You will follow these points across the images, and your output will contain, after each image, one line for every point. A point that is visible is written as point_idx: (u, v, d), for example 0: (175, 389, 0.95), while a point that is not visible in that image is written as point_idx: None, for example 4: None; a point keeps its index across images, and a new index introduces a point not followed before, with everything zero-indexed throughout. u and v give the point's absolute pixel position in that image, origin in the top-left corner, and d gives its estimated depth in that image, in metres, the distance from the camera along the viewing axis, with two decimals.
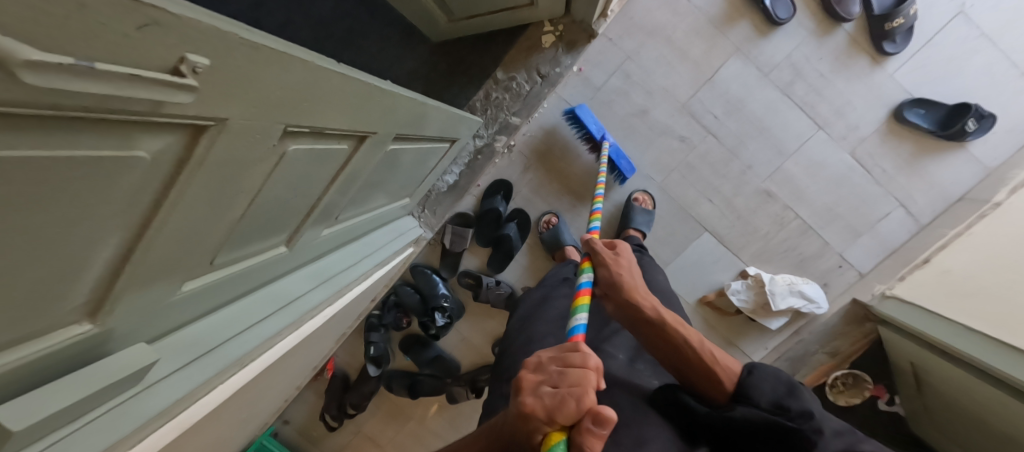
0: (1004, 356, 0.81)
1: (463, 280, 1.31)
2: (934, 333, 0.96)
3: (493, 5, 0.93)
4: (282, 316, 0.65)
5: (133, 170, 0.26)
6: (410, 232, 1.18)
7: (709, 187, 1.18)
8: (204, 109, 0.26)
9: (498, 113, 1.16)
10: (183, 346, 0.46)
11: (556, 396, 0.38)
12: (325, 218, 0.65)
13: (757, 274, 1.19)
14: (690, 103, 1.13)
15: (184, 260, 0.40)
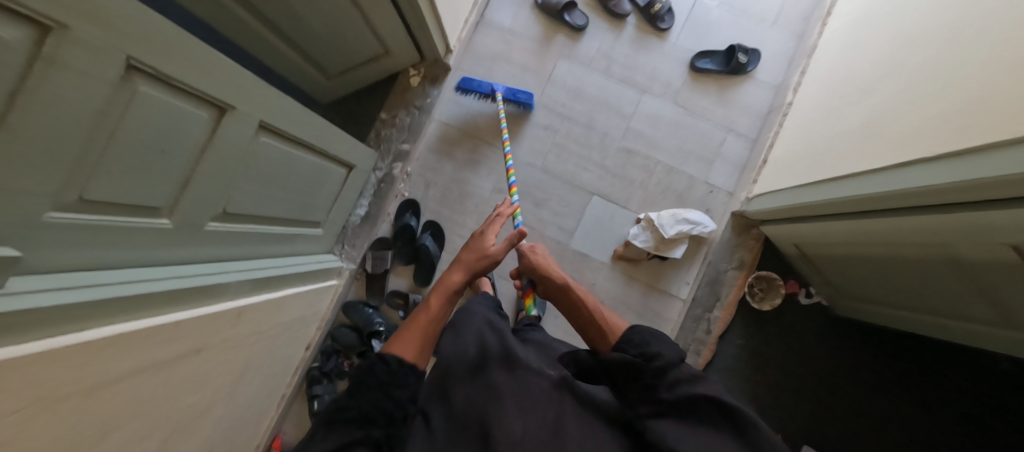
0: (833, 189, 0.97)
1: (393, 300, 1.35)
2: (797, 201, 1.09)
3: (357, 58, 1.20)
4: (173, 288, 0.70)
5: (14, 51, 0.38)
6: (330, 263, 1.27)
7: (582, 158, 1.39)
8: (56, 11, 0.40)
9: (390, 146, 1.37)
10: (50, 278, 0.52)
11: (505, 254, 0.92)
12: (209, 202, 0.76)
13: (648, 217, 1.33)
14: (541, 100, 1.41)
15: (52, 178, 0.49)
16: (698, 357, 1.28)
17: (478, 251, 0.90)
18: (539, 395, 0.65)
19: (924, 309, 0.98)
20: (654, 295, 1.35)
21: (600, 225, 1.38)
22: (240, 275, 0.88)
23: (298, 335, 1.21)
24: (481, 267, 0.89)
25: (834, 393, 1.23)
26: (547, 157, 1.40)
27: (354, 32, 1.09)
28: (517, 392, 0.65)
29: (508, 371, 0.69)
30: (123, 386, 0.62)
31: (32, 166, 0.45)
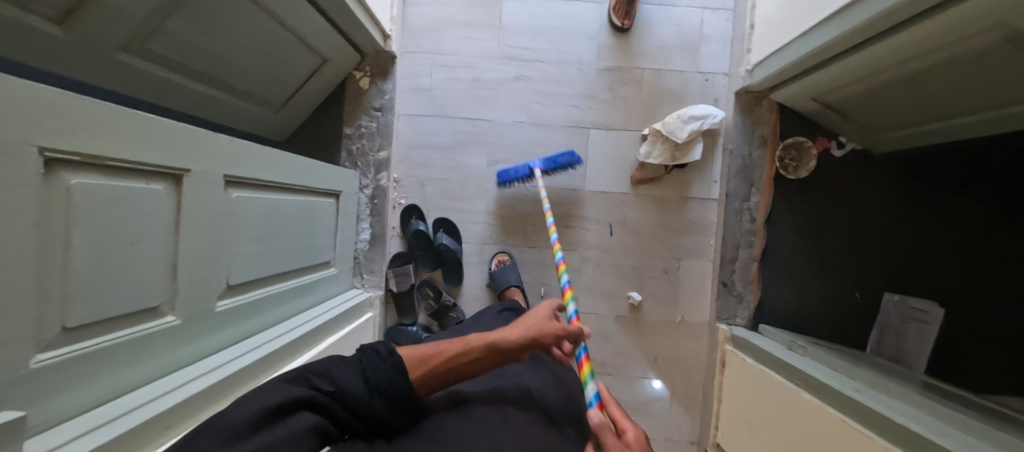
0: (823, 32, 0.89)
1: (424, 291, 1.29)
2: (791, 60, 1.01)
3: (297, 77, 1.09)
4: (211, 380, 0.64)
5: None
6: (357, 297, 1.20)
7: (565, 96, 1.29)
8: None
9: (368, 157, 1.27)
10: (71, 425, 0.46)
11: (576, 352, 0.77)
12: (211, 281, 0.68)
13: (654, 130, 1.24)
14: (501, 52, 1.29)
15: (19, 318, 0.41)
16: (752, 249, 1.25)
17: (549, 325, 0.69)
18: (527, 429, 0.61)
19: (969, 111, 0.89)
20: (685, 204, 1.30)
21: (610, 157, 1.29)
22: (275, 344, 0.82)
23: None
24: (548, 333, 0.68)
25: (893, 233, 1.18)
26: (529, 109, 1.30)
27: (280, 47, 0.97)
28: (496, 419, 0.62)
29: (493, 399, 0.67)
30: None
31: None
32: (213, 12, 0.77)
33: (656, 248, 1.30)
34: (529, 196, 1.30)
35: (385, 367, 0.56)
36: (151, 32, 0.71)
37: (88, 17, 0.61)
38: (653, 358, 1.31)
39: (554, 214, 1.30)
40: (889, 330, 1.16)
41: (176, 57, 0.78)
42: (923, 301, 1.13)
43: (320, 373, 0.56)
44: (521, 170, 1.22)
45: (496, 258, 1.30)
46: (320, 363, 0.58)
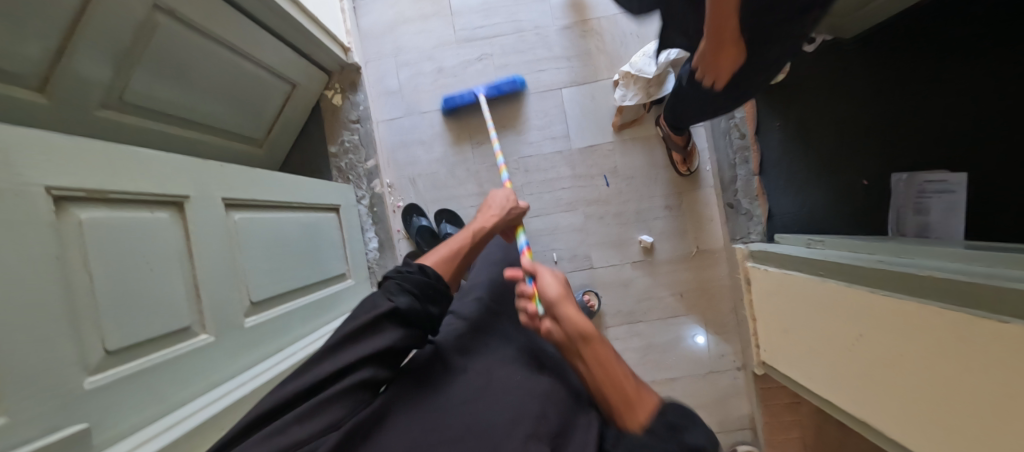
0: None
1: None
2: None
3: (272, 107, 1.13)
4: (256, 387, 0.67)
5: None
6: None
7: (530, 64, 1.31)
8: None
9: (358, 169, 1.31)
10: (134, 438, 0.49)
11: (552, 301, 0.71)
12: (235, 299, 0.71)
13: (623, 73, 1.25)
14: (458, 38, 1.32)
15: (63, 344, 0.44)
16: (749, 164, 1.24)
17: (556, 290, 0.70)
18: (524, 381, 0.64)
19: None
20: None
21: (588, 111, 1.30)
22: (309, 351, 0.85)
23: None
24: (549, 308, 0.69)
25: (890, 100, 1.16)
26: (499, 85, 1.32)
27: (248, 79, 1.01)
28: (497, 375, 0.65)
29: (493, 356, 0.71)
30: None
31: (31, 335, 0.40)
32: (176, 55, 0.81)
33: (654, 187, 1.30)
34: (519, 168, 1.32)
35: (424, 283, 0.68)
36: (125, 85, 0.75)
37: (65, 80, 0.65)
38: (678, 295, 1.32)
39: (547, 179, 1.32)
40: (914, 204, 1.14)
41: (153, 106, 0.82)
42: (942, 171, 1.12)
43: (372, 308, 0.62)
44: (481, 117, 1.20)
45: None
46: (371, 300, 0.64)
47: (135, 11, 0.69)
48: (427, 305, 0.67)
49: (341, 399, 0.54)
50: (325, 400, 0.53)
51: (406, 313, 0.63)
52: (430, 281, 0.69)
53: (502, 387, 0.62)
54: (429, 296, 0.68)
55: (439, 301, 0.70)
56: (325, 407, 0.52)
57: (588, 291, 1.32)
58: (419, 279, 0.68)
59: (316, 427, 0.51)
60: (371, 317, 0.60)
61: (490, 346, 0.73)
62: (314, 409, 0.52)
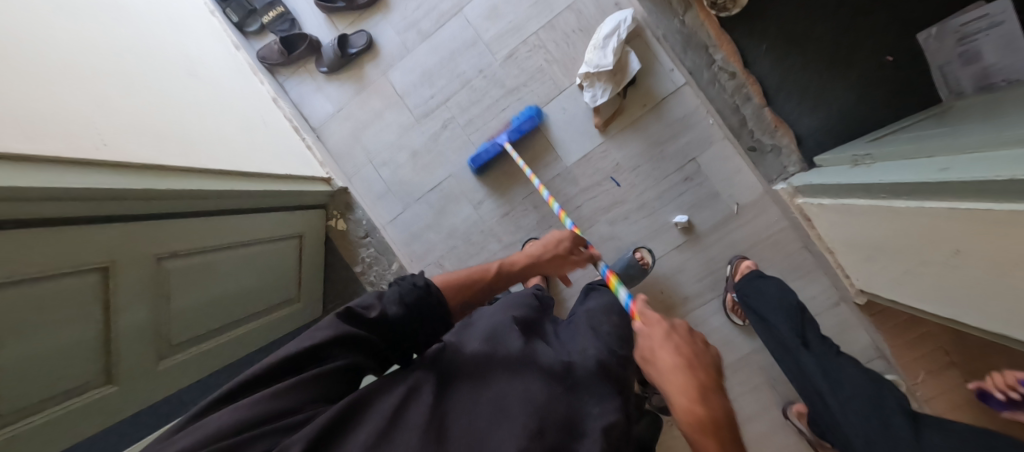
0: None
1: None
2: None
3: (291, 264, 1.19)
4: None
5: None
6: None
7: (492, 108, 1.28)
8: None
9: (387, 276, 1.35)
10: None
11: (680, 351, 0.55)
12: None
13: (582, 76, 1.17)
14: (418, 117, 1.32)
15: None
16: (753, 99, 1.11)
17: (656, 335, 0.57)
18: (534, 396, 0.49)
19: None
20: (662, 109, 1.22)
21: (567, 124, 1.25)
22: None
23: None
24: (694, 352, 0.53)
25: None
26: (473, 140, 1.30)
27: (261, 258, 1.07)
28: (504, 388, 0.50)
29: (506, 364, 0.53)
30: None
31: None
32: (196, 282, 0.88)
33: (666, 166, 1.23)
34: (529, 208, 1.30)
35: (423, 296, 0.59)
36: (168, 333, 0.82)
37: (123, 364, 0.72)
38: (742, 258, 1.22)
39: (560, 203, 1.28)
40: (959, 52, 1.00)
41: (199, 332, 0.90)
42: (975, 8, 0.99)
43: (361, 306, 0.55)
44: (489, 149, 1.24)
45: None
46: (365, 299, 0.57)
47: (148, 275, 0.75)
48: (420, 315, 0.58)
49: (299, 392, 0.44)
50: (283, 387, 0.44)
51: (397, 320, 0.56)
52: (434, 295, 0.61)
53: (510, 405, 0.47)
54: (424, 314, 0.59)
55: (432, 314, 0.60)
56: (277, 399, 0.43)
57: (638, 248, 1.25)
58: (421, 288, 0.60)
59: (264, 410, 0.41)
60: (360, 318, 0.53)
61: (490, 342, 0.57)
62: (279, 393, 0.43)
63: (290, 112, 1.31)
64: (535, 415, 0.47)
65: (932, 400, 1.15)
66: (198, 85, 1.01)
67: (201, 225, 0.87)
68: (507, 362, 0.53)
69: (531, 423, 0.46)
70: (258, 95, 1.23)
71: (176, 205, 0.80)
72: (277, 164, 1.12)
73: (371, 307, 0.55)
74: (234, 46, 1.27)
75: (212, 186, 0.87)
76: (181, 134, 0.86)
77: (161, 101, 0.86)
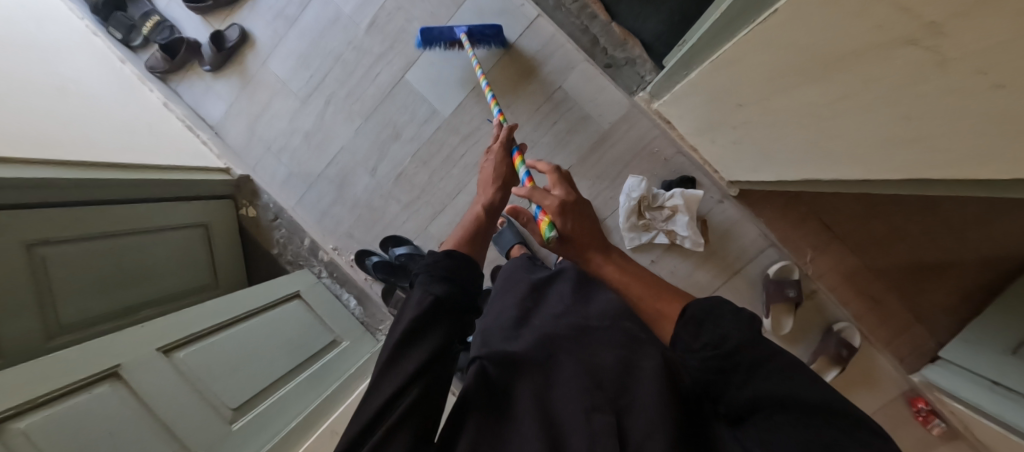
0: None
1: None
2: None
3: (201, 252, 1.26)
4: None
5: None
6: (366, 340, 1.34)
7: (365, 75, 1.34)
8: None
9: (302, 251, 1.44)
10: None
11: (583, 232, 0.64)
12: (210, 405, 0.83)
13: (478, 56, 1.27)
14: (300, 99, 1.39)
15: None
16: (598, 15, 1.15)
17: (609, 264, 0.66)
18: (595, 361, 0.59)
19: None
20: (521, 45, 1.26)
21: (437, 76, 1.30)
22: (312, 391, 1.03)
23: None
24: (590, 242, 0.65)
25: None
26: (354, 112, 1.37)
27: (163, 244, 1.15)
28: (556, 375, 0.59)
29: (573, 345, 0.63)
30: None
31: None
32: (84, 270, 0.95)
33: (538, 100, 1.27)
34: (418, 165, 1.36)
35: (445, 272, 0.54)
36: (55, 314, 0.88)
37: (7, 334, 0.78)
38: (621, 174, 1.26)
39: (445, 153, 1.34)
40: None
41: (102, 312, 0.98)
42: None
43: (401, 315, 0.50)
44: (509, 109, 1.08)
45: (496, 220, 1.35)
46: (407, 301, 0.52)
47: (16, 262, 0.82)
48: (461, 303, 0.54)
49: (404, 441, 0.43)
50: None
51: (451, 320, 0.52)
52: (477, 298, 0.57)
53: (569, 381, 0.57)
54: (479, 310, 0.57)
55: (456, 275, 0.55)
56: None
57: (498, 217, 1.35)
58: (444, 265, 0.55)
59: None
60: (418, 314, 0.49)
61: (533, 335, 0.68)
62: None
63: (184, 114, 1.40)
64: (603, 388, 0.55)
65: (826, 275, 1.17)
66: (70, 102, 1.08)
67: (68, 215, 0.93)
68: (564, 346, 0.63)
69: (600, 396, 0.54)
70: (146, 103, 1.32)
71: (18, 197, 0.84)
72: (159, 158, 1.19)
73: (441, 295, 0.52)
74: (119, 61, 1.36)
75: (64, 176, 0.92)
76: (37, 141, 0.92)
77: (24, 114, 0.93)
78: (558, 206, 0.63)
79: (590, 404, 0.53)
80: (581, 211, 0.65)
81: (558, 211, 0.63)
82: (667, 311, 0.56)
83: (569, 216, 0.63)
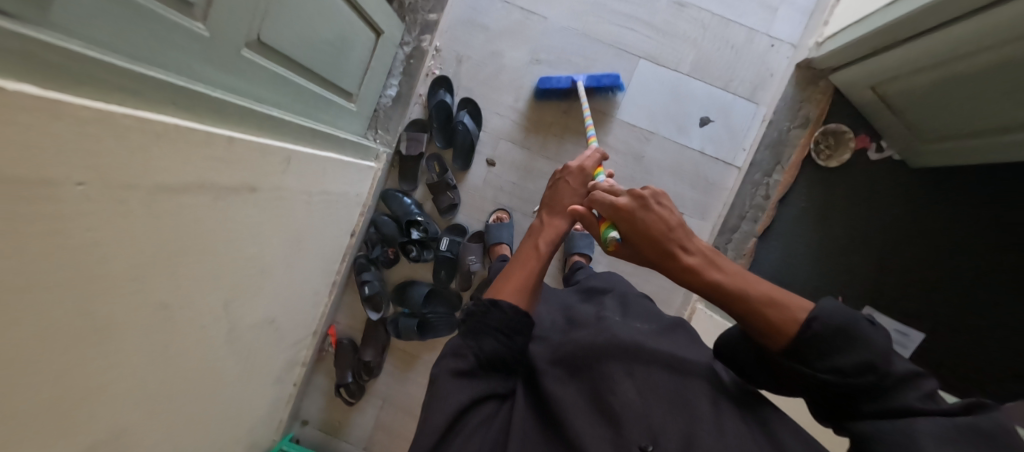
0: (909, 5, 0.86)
1: (431, 164, 1.30)
2: (870, 33, 0.96)
3: None
4: (205, 103, 0.62)
5: None
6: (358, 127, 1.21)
7: (627, 16, 1.27)
8: None
9: (416, 16, 1.28)
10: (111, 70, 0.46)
11: (650, 205, 0.56)
12: (252, 13, 0.68)
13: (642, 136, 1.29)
14: None
15: None
16: (756, 224, 1.24)
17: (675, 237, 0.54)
18: (632, 335, 0.64)
19: (1007, 129, 0.85)
20: (708, 163, 1.27)
21: (648, 91, 1.28)
22: (298, 106, 0.90)
23: (355, 200, 1.22)
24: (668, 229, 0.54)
25: (917, 203, 1.16)
26: (584, 18, 1.28)
27: None
28: (581, 338, 0.65)
29: (593, 326, 0.68)
30: (186, 174, 0.60)
31: None
32: None
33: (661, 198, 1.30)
34: (557, 107, 1.30)
35: (488, 325, 0.55)
36: None
37: None
38: None
39: (579, 131, 1.30)
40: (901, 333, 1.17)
41: None
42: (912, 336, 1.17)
43: (447, 364, 0.53)
44: (563, 79, 1.22)
45: (494, 215, 1.31)
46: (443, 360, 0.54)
47: None
48: (491, 344, 0.55)
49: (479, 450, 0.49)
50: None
51: (490, 364, 0.55)
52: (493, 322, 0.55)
53: (584, 404, 0.56)
54: (508, 358, 0.56)
55: (503, 324, 0.55)
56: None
57: (501, 210, 1.32)
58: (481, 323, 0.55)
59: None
60: (448, 374, 0.52)
61: (592, 327, 0.67)
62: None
63: None
64: (613, 421, 0.53)
65: None
66: None
67: None
68: (580, 324, 0.70)
69: (608, 431, 0.52)
70: None
71: None
72: None
73: (459, 368, 0.53)
74: None
75: None
76: None
77: None
78: (618, 205, 0.58)
79: (646, 382, 0.56)
80: (649, 204, 0.56)
81: (604, 196, 0.61)
82: (784, 321, 0.45)
83: (620, 213, 0.57)
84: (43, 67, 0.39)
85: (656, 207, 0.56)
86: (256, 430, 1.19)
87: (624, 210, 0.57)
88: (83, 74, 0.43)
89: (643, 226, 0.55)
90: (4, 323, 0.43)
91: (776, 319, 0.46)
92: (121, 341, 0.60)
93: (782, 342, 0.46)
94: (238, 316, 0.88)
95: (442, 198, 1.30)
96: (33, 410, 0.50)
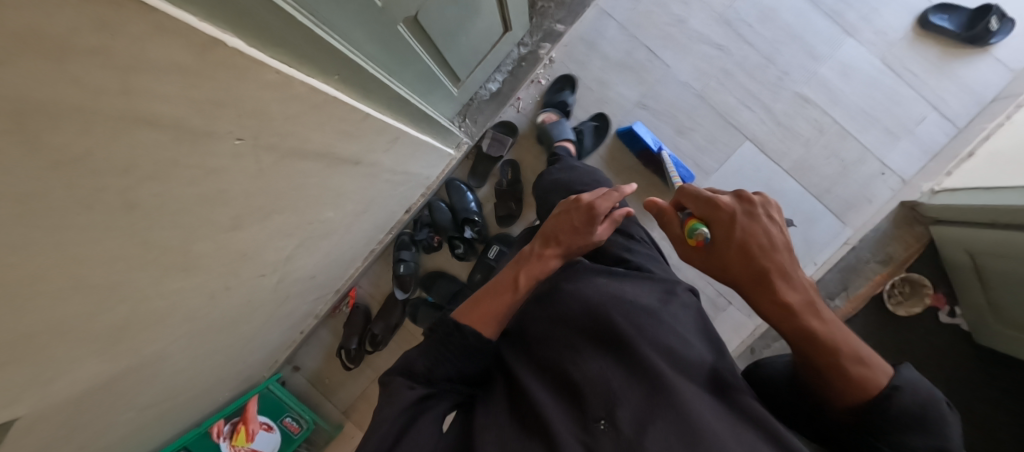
0: None
1: (504, 170, 1.28)
2: (993, 203, 0.92)
3: None
4: (356, 76, 0.60)
5: None
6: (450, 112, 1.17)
7: (750, 93, 1.22)
8: None
9: (543, 21, 1.24)
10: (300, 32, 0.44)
11: (759, 228, 0.53)
12: None
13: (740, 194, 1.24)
14: (725, 12, 1.22)
15: None
16: None
17: (776, 262, 0.51)
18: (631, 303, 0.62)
19: None
20: None
21: (742, 174, 1.23)
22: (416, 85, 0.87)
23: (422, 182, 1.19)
24: (775, 259, 0.51)
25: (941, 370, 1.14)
26: (707, 81, 1.23)
27: None
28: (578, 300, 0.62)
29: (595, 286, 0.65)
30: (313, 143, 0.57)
31: None
32: None
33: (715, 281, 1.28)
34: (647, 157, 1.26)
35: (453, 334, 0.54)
36: None
37: None
38: None
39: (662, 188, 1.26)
40: None
41: None
42: None
43: (405, 369, 0.52)
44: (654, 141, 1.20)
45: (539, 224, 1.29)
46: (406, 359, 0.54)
47: None
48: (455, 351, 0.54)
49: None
50: None
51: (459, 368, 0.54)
52: (455, 342, 0.54)
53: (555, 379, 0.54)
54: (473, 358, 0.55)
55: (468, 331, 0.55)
56: None
57: None
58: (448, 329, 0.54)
59: None
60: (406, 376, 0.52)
61: (591, 288, 0.65)
62: None
63: None
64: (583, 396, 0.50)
65: None
66: None
67: None
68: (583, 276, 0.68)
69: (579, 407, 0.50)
70: None
71: None
72: None
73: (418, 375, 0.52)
74: None
75: None
76: None
77: None
78: (717, 203, 0.55)
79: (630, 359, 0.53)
80: (753, 223, 0.53)
81: (710, 200, 0.55)
82: (864, 378, 0.46)
83: (724, 224, 0.54)
84: (253, 26, 0.37)
85: (759, 228, 0.53)
86: (251, 368, 1.18)
87: (723, 212, 0.54)
88: (284, 37, 0.42)
89: (748, 245, 0.52)
90: (125, 251, 0.41)
91: (856, 378, 0.46)
92: (197, 282, 0.59)
93: (855, 400, 0.47)
94: (290, 268, 0.86)
95: (502, 204, 1.28)
96: (97, 330, 0.47)
